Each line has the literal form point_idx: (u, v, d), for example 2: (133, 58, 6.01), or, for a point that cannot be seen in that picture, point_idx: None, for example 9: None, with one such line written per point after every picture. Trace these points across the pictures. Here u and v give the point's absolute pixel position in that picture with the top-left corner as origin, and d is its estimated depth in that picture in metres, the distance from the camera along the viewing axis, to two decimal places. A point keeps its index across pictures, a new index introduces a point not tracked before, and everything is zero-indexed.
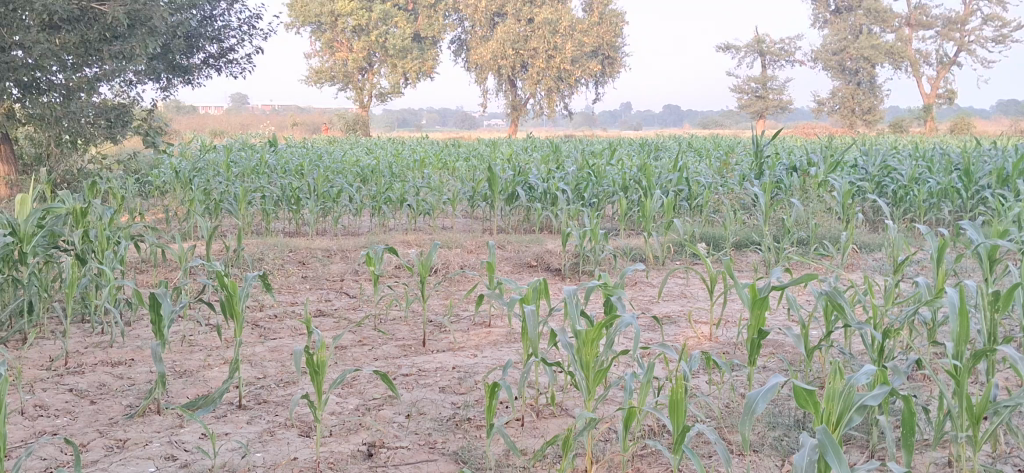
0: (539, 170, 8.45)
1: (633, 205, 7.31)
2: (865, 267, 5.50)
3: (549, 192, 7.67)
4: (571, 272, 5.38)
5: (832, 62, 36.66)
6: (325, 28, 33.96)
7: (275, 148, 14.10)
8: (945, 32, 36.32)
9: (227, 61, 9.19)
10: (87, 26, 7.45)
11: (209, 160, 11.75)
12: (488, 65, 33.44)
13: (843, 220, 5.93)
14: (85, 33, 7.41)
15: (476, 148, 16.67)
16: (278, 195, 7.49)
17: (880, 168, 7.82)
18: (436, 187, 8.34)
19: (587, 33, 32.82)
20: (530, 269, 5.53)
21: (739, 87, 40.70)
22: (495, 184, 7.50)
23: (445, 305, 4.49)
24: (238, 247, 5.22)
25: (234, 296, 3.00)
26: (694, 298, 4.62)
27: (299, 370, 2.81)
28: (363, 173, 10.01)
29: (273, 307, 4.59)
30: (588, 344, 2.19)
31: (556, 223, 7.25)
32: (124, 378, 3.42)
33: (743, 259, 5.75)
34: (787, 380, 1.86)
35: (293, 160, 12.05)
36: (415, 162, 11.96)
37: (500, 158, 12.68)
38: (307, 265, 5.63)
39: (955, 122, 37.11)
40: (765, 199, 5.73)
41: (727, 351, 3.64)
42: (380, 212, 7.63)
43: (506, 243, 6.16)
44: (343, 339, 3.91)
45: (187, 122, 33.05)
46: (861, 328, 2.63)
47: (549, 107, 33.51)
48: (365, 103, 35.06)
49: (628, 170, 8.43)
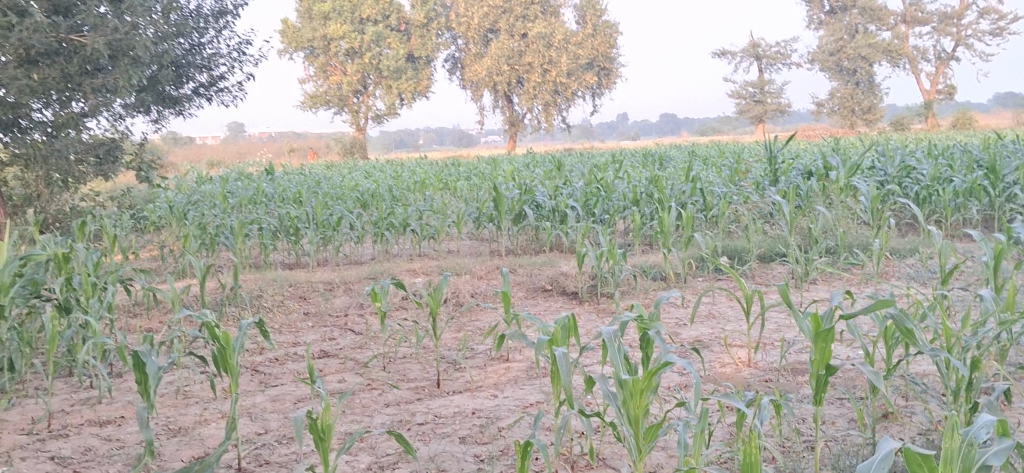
0: (545, 187, 8.18)
1: (646, 218, 7.03)
2: (898, 277, 5.21)
3: (558, 210, 7.40)
4: (590, 295, 5.09)
5: (829, 63, 36.54)
6: (319, 53, 33.90)
7: (272, 176, 13.84)
8: (941, 27, 36.21)
9: (218, 88, 8.76)
10: (67, 59, 7.15)
11: (204, 193, 11.48)
12: (484, 82, 33.30)
13: (872, 225, 5.64)
14: (65, 67, 7.10)
15: (477, 167, 16.43)
16: (276, 226, 7.21)
17: (900, 168, 7.55)
18: (439, 210, 8.07)
19: (582, 45, 32.62)
20: (545, 293, 5.25)
21: (736, 93, 40.50)
22: (501, 205, 7.23)
23: (458, 339, 4.19)
24: (234, 286, 4.92)
25: (227, 349, 2.69)
26: (725, 319, 4.33)
27: (300, 437, 2.46)
28: (364, 197, 9.74)
29: (274, 350, 4.29)
30: (635, 395, 1.88)
31: (566, 242, 6.98)
32: (112, 440, 3.11)
33: (769, 272, 5.47)
34: (895, 444, 1.56)
35: (291, 188, 11.79)
36: (416, 184, 11.69)
37: (502, 175, 12.41)
38: (309, 300, 5.33)
39: (956, 117, 36.91)
40: (789, 207, 5.45)
41: (770, 380, 3.34)
42: (383, 238, 7.35)
43: (518, 265, 5.88)
44: (350, 384, 3.61)
45: (183, 153, 32.84)
46: (938, 354, 2.31)
47: (547, 120, 33.36)
48: (362, 126, 34.89)
49: (638, 183, 8.16)
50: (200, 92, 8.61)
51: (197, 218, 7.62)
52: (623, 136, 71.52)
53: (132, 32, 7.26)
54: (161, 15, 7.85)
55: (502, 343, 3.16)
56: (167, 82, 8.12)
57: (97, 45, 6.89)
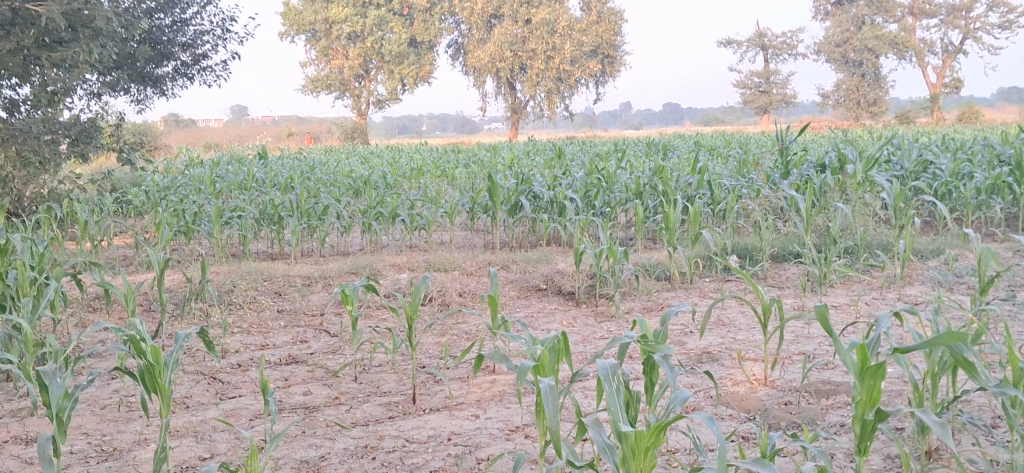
0: (544, 176, 7.77)
1: (650, 212, 6.63)
2: (922, 281, 4.80)
3: (557, 201, 7.01)
4: (588, 296, 4.68)
5: (836, 54, 36.02)
6: (320, 36, 33.41)
7: (265, 160, 13.43)
8: (950, 20, 35.71)
9: (201, 67, 8.30)
10: (20, 28, 6.25)
11: (192, 177, 11.06)
12: (486, 69, 32.83)
13: (895, 225, 5.24)
14: (21, 38, 6.24)
15: (476, 154, 16.02)
16: (258, 215, 6.79)
17: (917, 163, 7.16)
18: (431, 199, 7.66)
19: (587, 32, 32.10)
20: (540, 292, 4.84)
21: (741, 83, 39.99)
22: (497, 195, 6.82)
23: (441, 344, 3.79)
24: (200, 281, 4.52)
25: (156, 366, 2.31)
26: (736, 328, 3.93)
27: None
28: (355, 184, 9.33)
29: (236, 354, 3.88)
30: (636, 453, 1.56)
31: (565, 236, 6.58)
32: (34, 464, 2.70)
33: (782, 273, 5.07)
34: None
35: (282, 173, 11.37)
36: (411, 170, 11.30)
37: (501, 163, 12.00)
38: (283, 296, 4.92)
39: (962, 111, 36.45)
40: (806, 204, 5.04)
41: (789, 403, 2.93)
42: (371, 227, 6.94)
43: (511, 261, 5.46)
44: (315, 398, 3.19)
45: (182, 135, 32.40)
46: (1005, 393, 1.92)
47: (550, 108, 32.90)
48: (362, 110, 34.43)
49: (642, 174, 7.74)
50: (181, 71, 8.14)
51: (174, 205, 7.19)
52: (626, 125, 71.04)
53: (91, 2, 6.42)
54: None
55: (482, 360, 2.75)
56: (143, 60, 7.44)
57: (50, 14, 6.02)
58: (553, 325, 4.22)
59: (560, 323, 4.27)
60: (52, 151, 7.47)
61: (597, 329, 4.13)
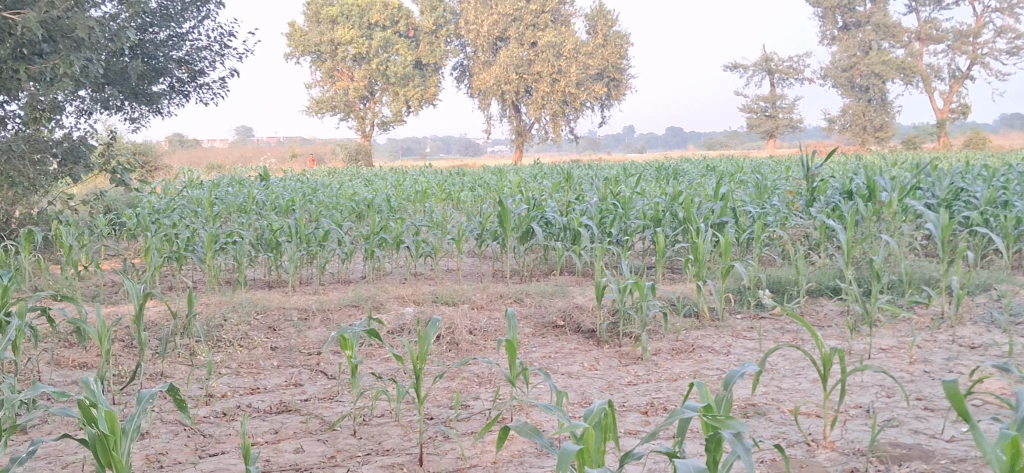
0: (556, 201, 7.40)
1: (669, 240, 6.24)
2: (976, 320, 4.39)
3: (570, 229, 6.64)
4: (610, 335, 4.27)
5: (843, 79, 35.70)
6: (324, 57, 33.19)
7: (266, 182, 13.08)
8: (957, 45, 35.42)
9: (197, 84, 7.94)
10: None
11: (189, 198, 10.70)
12: (491, 91, 32.53)
13: (941, 258, 4.83)
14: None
15: (482, 177, 15.66)
16: (253, 240, 6.41)
17: (952, 189, 6.76)
18: (437, 224, 7.28)
19: (593, 55, 31.79)
20: (556, 329, 4.44)
21: (748, 107, 39.71)
22: (506, 221, 6.44)
23: (451, 392, 3.38)
24: (187, 316, 4.12)
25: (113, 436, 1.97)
26: (780, 376, 3.52)
27: None
28: (358, 208, 8.96)
29: (222, 401, 3.48)
30: None
31: (579, 266, 6.19)
32: None
33: (820, 311, 4.66)
34: None
35: (283, 195, 11.00)
36: (415, 193, 10.94)
37: (508, 186, 11.63)
38: (278, 331, 4.51)
39: (970, 138, 36.09)
40: (845, 236, 4.65)
41: (856, 472, 2.52)
42: (374, 255, 6.56)
43: (525, 293, 5.06)
44: (307, 457, 2.79)
45: (185, 155, 32.11)
46: None
47: (555, 131, 32.58)
48: (367, 132, 34.14)
49: (659, 199, 7.36)
50: (177, 88, 7.79)
51: (166, 229, 6.81)
52: (630, 149, 70.78)
53: (72, 10, 5.89)
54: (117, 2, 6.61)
55: (503, 435, 2.33)
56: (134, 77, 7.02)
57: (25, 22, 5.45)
58: (574, 368, 3.82)
59: (582, 365, 3.87)
60: (38, 172, 7.05)
61: (622, 373, 3.72)
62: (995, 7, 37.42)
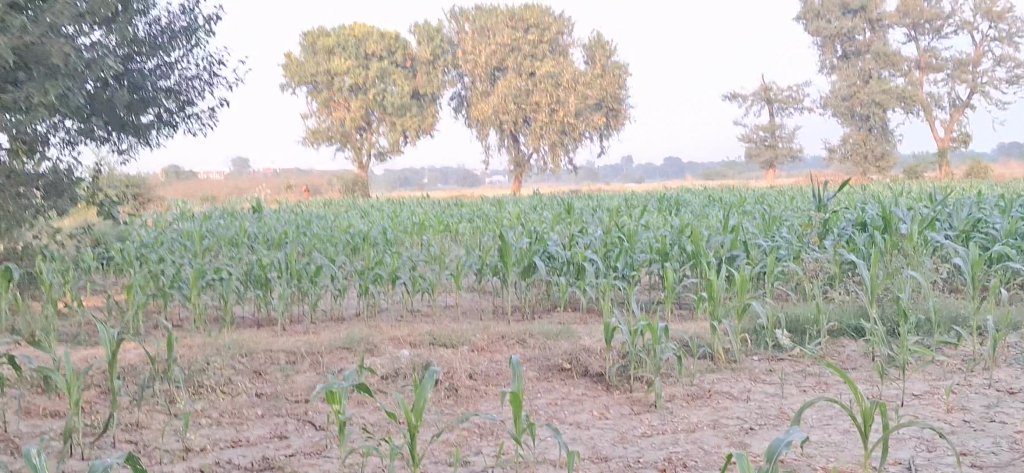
0: (558, 234, 7.15)
1: (678, 274, 5.97)
2: (1011, 362, 4.11)
3: (574, 263, 6.38)
4: (619, 379, 3.99)
5: (842, 108, 35.57)
6: (322, 88, 33.07)
7: (259, 214, 12.83)
8: (955, 74, 35.37)
9: (186, 115, 7.70)
10: None
11: (180, 232, 10.43)
12: (489, 121, 32.35)
13: (970, 294, 4.56)
14: None
15: (480, 208, 15.42)
16: (242, 277, 6.13)
17: (970, 221, 6.50)
18: (435, 258, 7.02)
19: (592, 86, 31.63)
20: (562, 373, 4.16)
21: (747, 137, 39.57)
22: (507, 255, 6.18)
23: (450, 446, 3.10)
24: (167, 361, 3.84)
25: None
26: (809, 428, 3.24)
27: None
28: (353, 241, 8.70)
29: (200, 456, 3.20)
30: None
31: (584, 303, 5.92)
32: None
33: (841, 353, 4.38)
34: None
35: (277, 227, 10.76)
36: (412, 225, 10.70)
37: (507, 218, 11.38)
38: (264, 376, 4.24)
39: (970, 167, 35.94)
40: (868, 272, 4.39)
41: None
42: (369, 291, 6.29)
43: (527, 333, 4.77)
44: None
45: (182, 187, 31.89)
46: None
47: (554, 161, 32.39)
48: (365, 163, 33.95)
49: (666, 232, 7.10)
50: (164, 118, 7.54)
51: (151, 264, 6.53)
52: (629, 179, 70.66)
53: (46, 33, 5.12)
54: (103, 30, 6.30)
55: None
56: (119, 107, 6.75)
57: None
58: (583, 417, 3.53)
59: (591, 414, 3.58)
60: (20, 207, 6.66)
61: (635, 423, 3.44)
62: (993, 36, 37.38)
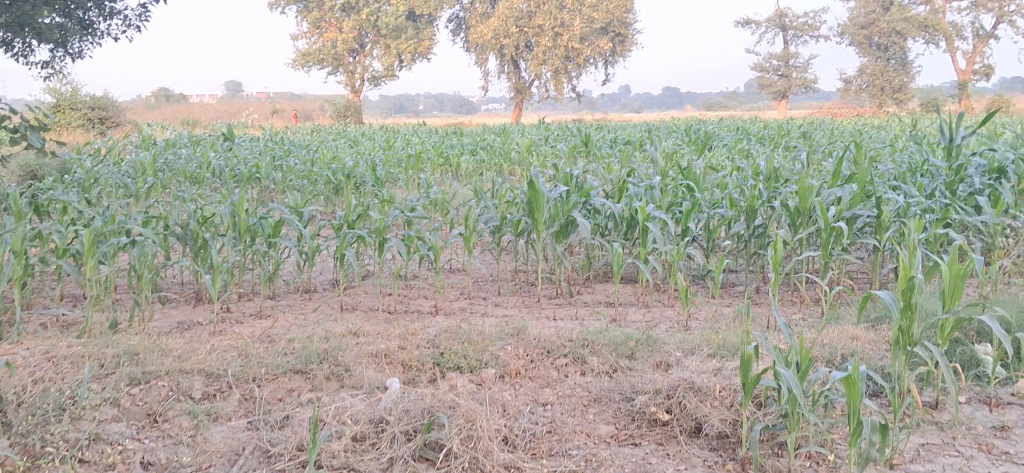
0: (599, 180, 5.49)
1: (777, 244, 4.32)
2: None
3: (627, 220, 4.72)
4: (761, 454, 2.32)
5: (861, 36, 33.46)
6: (312, 7, 30.88)
7: (230, 143, 11.07)
8: (982, 2, 33.03)
9: (107, 14, 5.93)
10: None
11: (131, 164, 8.68)
12: (488, 45, 30.25)
13: None
14: None
15: (483, 138, 13.63)
16: (171, 237, 4.42)
17: None
18: (438, 206, 5.35)
19: (597, 8, 29.31)
20: (656, 429, 2.48)
21: (761, 66, 37.53)
22: (539, 209, 4.51)
23: None
24: None
25: None
26: None
27: None
28: (333, 180, 7.00)
29: None
30: None
31: (643, 277, 4.28)
32: None
33: None
34: None
35: (247, 159, 9.01)
36: (406, 158, 9.03)
37: (518, 151, 9.64)
38: (160, 428, 2.55)
39: (994, 101, 33.87)
40: None
41: None
42: (348, 256, 4.62)
43: (586, 345, 3.06)
44: None
45: (167, 111, 29.92)
46: None
47: (557, 88, 30.30)
48: (357, 87, 31.93)
49: (741, 177, 5.39)
50: (77, 18, 5.75)
51: (55, 216, 4.80)
52: (628, 108, 68.58)
53: None
54: None
55: None
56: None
57: None
58: None
59: None
60: None
61: None
62: None
